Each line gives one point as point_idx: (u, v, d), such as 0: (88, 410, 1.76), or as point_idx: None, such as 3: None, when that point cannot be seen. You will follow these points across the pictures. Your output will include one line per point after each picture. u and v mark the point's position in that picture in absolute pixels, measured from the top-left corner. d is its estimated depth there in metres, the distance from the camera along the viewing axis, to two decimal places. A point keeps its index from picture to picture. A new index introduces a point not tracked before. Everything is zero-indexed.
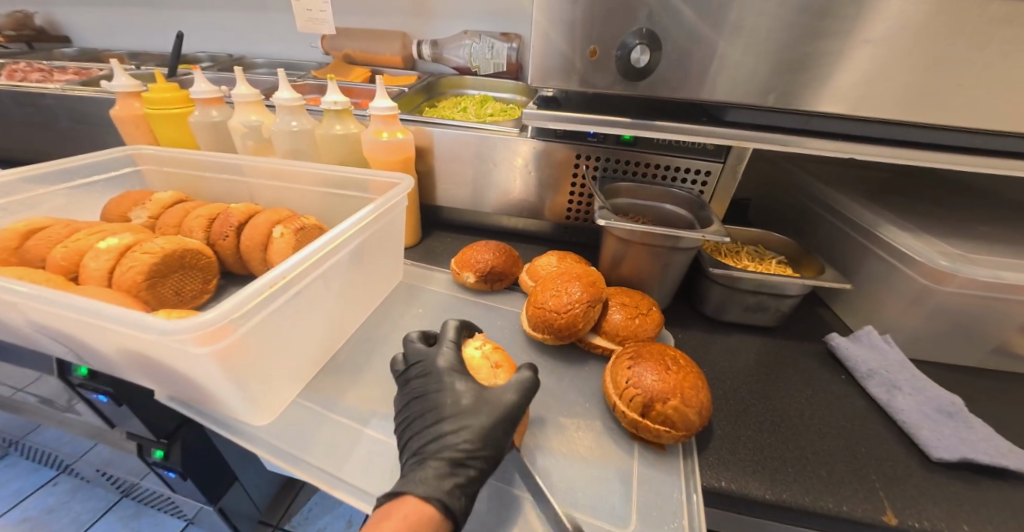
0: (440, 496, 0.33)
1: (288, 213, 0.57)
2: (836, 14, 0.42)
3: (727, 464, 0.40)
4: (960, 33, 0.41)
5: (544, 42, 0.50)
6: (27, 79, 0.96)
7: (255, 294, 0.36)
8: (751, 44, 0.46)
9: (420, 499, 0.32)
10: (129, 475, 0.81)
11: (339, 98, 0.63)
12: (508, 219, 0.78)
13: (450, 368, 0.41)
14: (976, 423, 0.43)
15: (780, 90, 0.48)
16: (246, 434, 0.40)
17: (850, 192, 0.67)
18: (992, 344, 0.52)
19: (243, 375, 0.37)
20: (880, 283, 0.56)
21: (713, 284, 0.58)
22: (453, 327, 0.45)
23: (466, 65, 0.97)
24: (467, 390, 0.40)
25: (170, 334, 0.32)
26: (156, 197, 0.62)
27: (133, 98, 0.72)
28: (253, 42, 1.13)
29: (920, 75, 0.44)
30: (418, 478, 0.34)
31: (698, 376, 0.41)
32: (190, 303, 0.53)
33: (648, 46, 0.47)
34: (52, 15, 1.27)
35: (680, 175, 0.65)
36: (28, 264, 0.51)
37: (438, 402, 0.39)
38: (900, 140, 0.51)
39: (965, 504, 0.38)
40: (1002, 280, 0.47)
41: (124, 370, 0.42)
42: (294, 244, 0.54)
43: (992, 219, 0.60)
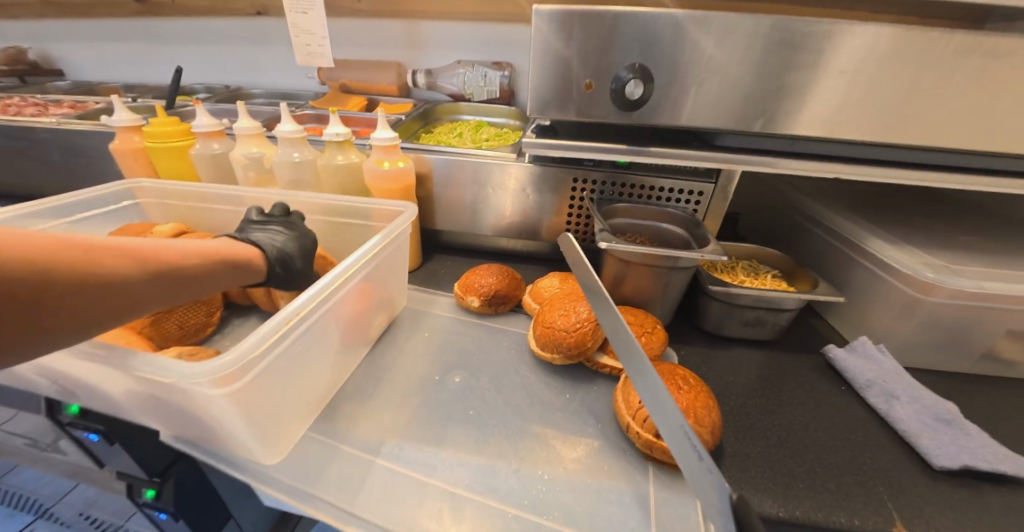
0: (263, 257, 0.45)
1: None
2: (813, 47, 0.46)
3: (740, 482, 0.40)
4: (931, 63, 0.44)
5: (541, 76, 0.53)
6: (21, 114, 0.96)
7: (271, 332, 0.36)
8: (737, 75, 0.48)
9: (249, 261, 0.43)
10: (117, 517, 0.77)
11: (341, 129, 0.64)
12: (507, 242, 0.80)
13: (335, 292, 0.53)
14: (972, 429, 0.44)
15: (766, 115, 0.50)
16: (256, 473, 0.39)
17: (835, 207, 0.70)
18: (980, 350, 0.54)
19: (258, 416, 0.37)
20: (870, 295, 0.58)
21: (712, 301, 0.60)
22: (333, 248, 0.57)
23: (460, 92, 1.00)
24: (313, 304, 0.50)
25: (189, 377, 0.32)
26: (157, 230, 0.62)
27: (133, 132, 0.73)
28: (249, 74, 1.15)
29: (898, 102, 0.46)
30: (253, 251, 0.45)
31: (708, 395, 0.42)
32: (194, 336, 0.52)
33: (641, 79, 0.50)
34: (47, 50, 1.28)
35: (674, 196, 0.67)
36: None
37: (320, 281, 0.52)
38: (879, 160, 0.54)
39: (970, 512, 0.38)
40: (985, 290, 0.49)
41: (129, 411, 0.42)
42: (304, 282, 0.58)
43: (969, 230, 0.63)
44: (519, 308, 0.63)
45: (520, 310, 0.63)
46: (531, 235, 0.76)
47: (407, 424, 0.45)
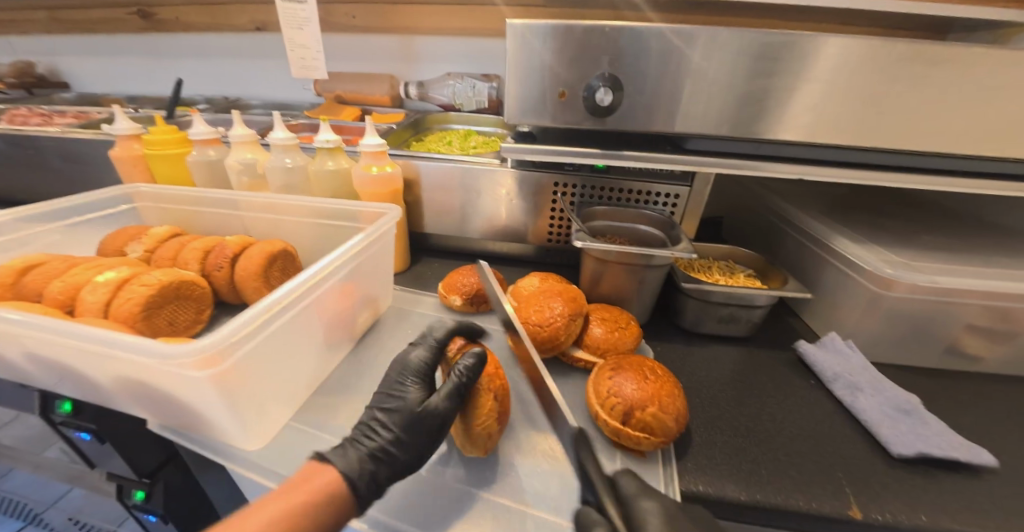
0: (355, 477, 0.35)
1: (284, 247, 0.61)
2: (768, 57, 0.49)
3: (704, 468, 0.42)
4: (876, 70, 0.48)
5: (518, 85, 0.56)
6: (26, 124, 0.99)
7: (253, 319, 0.38)
8: (700, 84, 0.52)
9: (334, 473, 0.35)
10: (107, 521, 0.78)
11: (331, 136, 0.67)
12: (492, 244, 0.82)
13: (417, 366, 0.44)
14: (930, 419, 0.46)
15: (730, 121, 0.53)
16: (238, 458, 0.40)
17: (807, 209, 0.72)
18: (943, 344, 0.56)
19: (238, 400, 0.38)
20: (839, 292, 0.60)
21: (687, 299, 0.62)
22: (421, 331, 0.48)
23: (450, 103, 1.04)
24: (439, 402, 0.41)
25: (172, 358, 0.33)
26: (152, 232, 0.65)
27: (133, 141, 0.76)
28: (248, 86, 1.19)
29: (848, 106, 0.50)
30: (343, 451, 0.37)
31: (674, 385, 0.43)
32: (183, 332, 0.54)
33: (611, 87, 0.53)
34: (53, 63, 1.32)
35: (652, 199, 0.70)
36: (25, 299, 0.52)
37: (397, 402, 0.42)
38: (840, 163, 0.57)
39: (924, 497, 0.40)
40: (941, 285, 0.51)
41: (118, 399, 0.43)
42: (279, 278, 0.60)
43: (933, 229, 0.65)
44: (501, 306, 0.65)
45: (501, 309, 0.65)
46: (515, 237, 0.78)
47: None
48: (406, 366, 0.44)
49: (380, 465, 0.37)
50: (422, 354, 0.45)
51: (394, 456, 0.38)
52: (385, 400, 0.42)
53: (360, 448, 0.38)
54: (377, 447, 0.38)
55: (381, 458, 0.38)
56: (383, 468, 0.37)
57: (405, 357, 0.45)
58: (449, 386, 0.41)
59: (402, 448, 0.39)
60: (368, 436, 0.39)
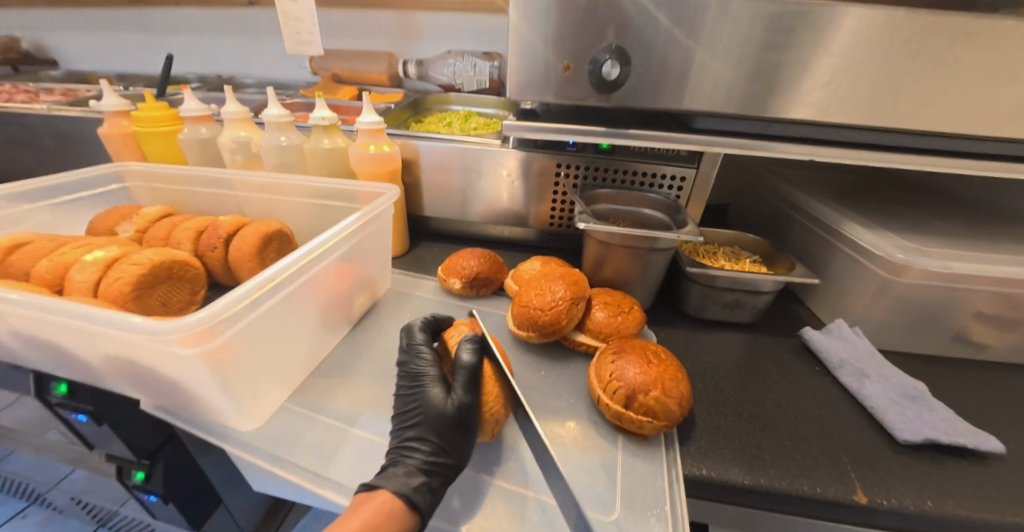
0: (409, 492, 0.35)
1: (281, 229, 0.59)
2: (784, 30, 0.47)
3: (707, 452, 0.41)
4: (898, 44, 0.45)
5: (521, 58, 0.54)
6: (13, 101, 0.96)
7: (244, 296, 0.37)
8: (712, 58, 0.49)
9: (391, 494, 0.34)
10: (108, 501, 0.78)
11: (326, 113, 0.65)
12: (493, 227, 0.80)
13: (429, 372, 0.43)
14: (937, 405, 0.45)
15: (741, 98, 0.51)
16: (232, 440, 0.40)
17: (816, 194, 0.71)
18: (951, 331, 0.55)
19: (231, 380, 0.37)
20: (847, 278, 0.59)
21: (691, 284, 0.61)
22: (418, 329, 0.47)
23: (451, 82, 1.01)
24: (458, 395, 0.40)
25: (159, 334, 0.32)
26: (143, 212, 0.63)
27: (122, 117, 0.73)
28: (242, 64, 1.16)
29: (865, 82, 0.48)
30: (390, 473, 0.36)
31: (678, 369, 0.42)
32: (176, 313, 0.53)
33: (618, 61, 0.51)
34: (40, 39, 1.28)
35: (657, 181, 0.68)
36: (12, 278, 0.51)
37: (420, 404, 0.41)
38: (854, 144, 0.55)
39: (929, 482, 0.39)
40: (952, 271, 0.50)
41: (109, 380, 0.42)
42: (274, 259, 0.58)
43: (945, 216, 0.64)
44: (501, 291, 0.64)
45: (501, 293, 0.64)
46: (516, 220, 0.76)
47: (384, 398, 0.46)
48: (417, 375, 0.43)
49: (433, 474, 0.37)
50: (429, 359, 0.44)
51: (443, 462, 0.38)
52: (411, 411, 0.41)
53: (405, 466, 0.37)
54: (418, 462, 0.37)
55: (432, 467, 0.37)
56: (436, 475, 0.37)
57: (411, 366, 0.44)
58: (463, 379, 0.41)
59: (443, 449, 0.38)
60: (408, 450, 0.38)
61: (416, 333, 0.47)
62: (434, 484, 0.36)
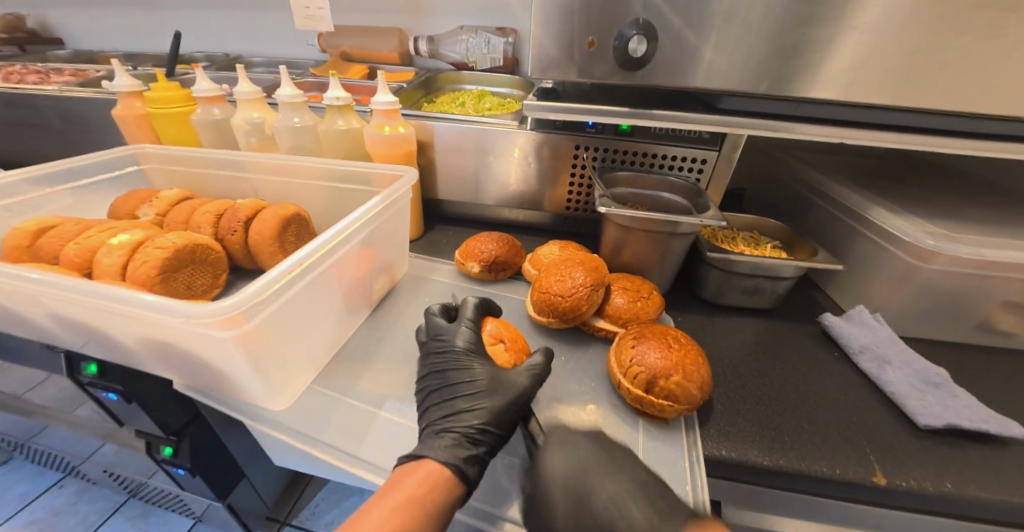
0: (458, 463, 0.36)
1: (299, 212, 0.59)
2: (823, 2, 0.44)
3: (727, 434, 0.42)
4: (942, 20, 0.43)
5: (543, 35, 0.52)
6: (24, 81, 0.96)
7: (274, 281, 0.37)
8: (744, 32, 0.47)
9: (438, 463, 0.35)
10: (138, 473, 0.81)
11: (340, 93, 0.64)
12: (507, 211, 0.80)
13: (466, 348, 0.44)
14: (960, 392, 0.45)
15: (771, 77, 0.49)
16: (263, 419, 0.41)
17: (841, 178, 0.69)
18: (977, 319, 0.54)
19: (263, 362, 0.38)
20: (872, 264, 0.58)
21: (710, 268, 0.60)
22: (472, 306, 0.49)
23: (463, 60, 0.99)
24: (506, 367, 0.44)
25: (195, 317, 0.32)
26: (162, 195, 0.63)
27: (134, 98, 0.72)
28: (249, 42, 1.13)
29: (905, 61, 0.45)
30: (436, 444, 0.37)
31: (700, 355, 0.42)
32: (200, 296, 0.54)
33: (645, 36, 0.49)
34: (45, 17, 1.26)
35: (676, 164, 0.67)
36: (41, 261, 0.52)
37: (459, 379, 0.42)
38: (888, 125, 0.53)
39: (949, 465, 0.40)
40: (984, 257, 0.49)
41: (142, 360, 0.43)
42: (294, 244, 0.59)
43: (975, 200, 0.62)
44: (518, 276, 0.64)
45: (518, 278, 0.64)
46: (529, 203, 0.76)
47: (407, 380, 0.46)
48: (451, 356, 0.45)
49: (479, 445, 0.38)
50: (464, 336, 0.45)
51: (489, 434, 0.39)
52: (448, 385, 0.42)
53: (452, 435, 0.38)
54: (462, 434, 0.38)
55: (478, 438, 0.38)
56: (482, 444, 0.39)
57: (445, 346, 0.45)
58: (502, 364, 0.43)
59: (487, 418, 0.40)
60: (451, 423, 0.39)
61: (468, 310, 0.49)
62: (483, 455, 0.38)
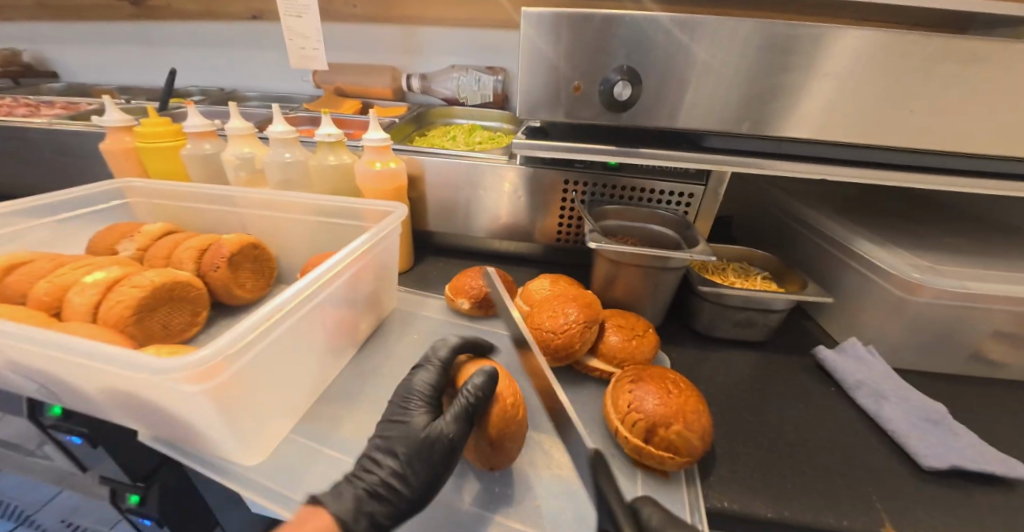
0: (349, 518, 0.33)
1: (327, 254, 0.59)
2: (798, 51, 0.46)
3: (729, 483, 0.40)
4: (910, 68, 0.45)
5: (530, 79, 0.53)
6: (15, 115, 0.95)
7: (252, 328, 0.35)
8: (724, 78, 0.49)
9: (329, 516, 0.32)
10: (99, 524, 0.74)
11: (333, 130, 0.65)
12: (433, 365, 0.43)
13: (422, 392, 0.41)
14: (961, 430, 0.44)
15: (753, 118, 0.51)
16: (234, 475, 0.38)
17: (824, 209, 0.70)
18: (967, 351, 0.54)
19: (236, 415, 0.36)
20: (859, 297, 0.59)
21: (702, 302, 0.60)
22: (447, 346, 0.45)
23: (454, 96, 1.01)
24: (444, 425, 0.37)
25: (164, 372, 0.31)
26: (145, 230, 0.62)
27: (124, 133, 0.72)
28: (244, 77, 1.15)
29: (879, 103, 0.47)
30: (339, 493, 0.34)
31: (697, 399, 0.41)
32: (177, 336, 0.52)
33: (629, 81, 0.50)
34: (42, 51, 1.28)
35: (664, 198, 0.68)
36: (8, 301, 0.50)
37: (403, 423, 0.39)
38: (868, 163, 0.54)
39: (959, 512, 0.38)
40: (970, 290, 0.50)
41: (106, 410, 0.41)
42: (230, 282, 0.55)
43: (953, 231, 0.64)
44: (485, 442, 0.38)
45: (484, 444, 0.38)
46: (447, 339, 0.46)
47: None
48: (409, 393, 0.41)
49: (387, 500, 0.35)
50: (426, 376, 0.42)
51: (403, 488, 0.36)
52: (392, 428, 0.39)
53: (357, 487, 0.35)
54: (377, 481, 0.36)
55: (390, 492, 0.35)
56: (384, 506, 0.35)
57: (407, 382, 0.42)
58: (457, 408, 0.38)
59: (403, 494, 0.36)
60: (371, 468, 0.37)
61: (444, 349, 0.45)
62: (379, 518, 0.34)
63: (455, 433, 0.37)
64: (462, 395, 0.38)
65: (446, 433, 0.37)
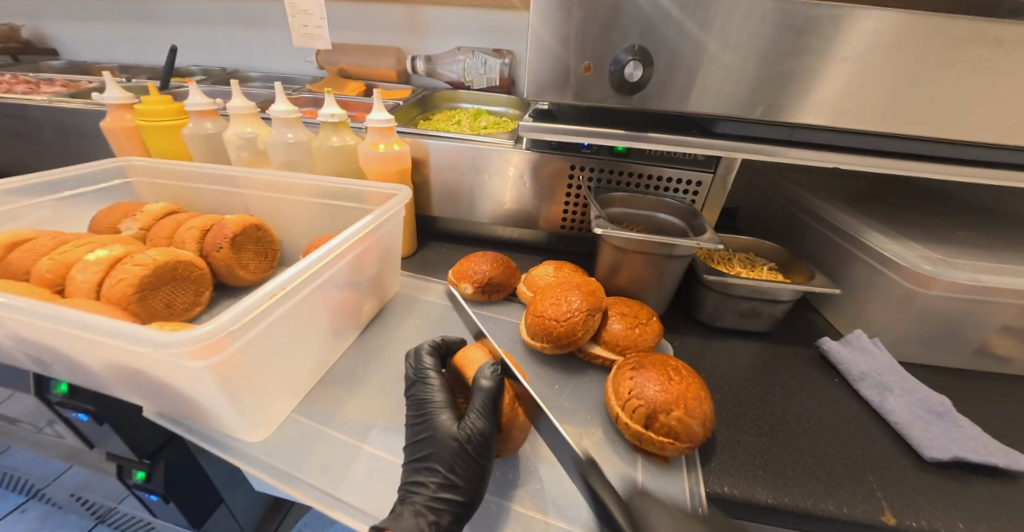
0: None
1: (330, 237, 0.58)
2: (816, 32, 0.45)
3: (729, 469, 0.40)
4: (932, 52, 0.44)
5: (539, 58, 0.52)
6: (15, 91, 0.95)
7: (255, 305, 0.35)
8: (738, 61, 0.48)
9: None
10: (106, 499, 0.76)
11: (336, 110, 0.63)
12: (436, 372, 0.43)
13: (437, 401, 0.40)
14: (965, 422, 0.44)
15: (766, 103, 0.50)
16: (237, 451, 0.38)
17: (834, 200, 0.69)
18: (974, 345, 0.54)
19: (239, 391, 0.36)
20: (867, 289, 0.58)
21: (707, 291, 0.59)
22: (428, 353, 0.44)
23: (460, 79, 1.00)
24: (473, 422, 0.38)
25: (166, 346, 0.31)
26: (147, 209, 0.61)
27: (125, 111, 0.71)
28: (246, 57, 1.14)
29: (898, 89, 0.46)
30: (397, 514, 0.34)
31: (700, 386, 0.40)
32: (181, 315, 0.52)
33: (640, 61, 0.49)
34: (41, 27, 1.26)
35: (672, 186, 0.67)
36: (11, 277, 0.49)
37: (429, 432, 0.39)
38: (882, 152, 0.53)
39: (959, 503, 0.38)
40: (981, 282, 0.49)
41: (110, 385, 0.41)
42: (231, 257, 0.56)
43: (967, 224, 0.62)
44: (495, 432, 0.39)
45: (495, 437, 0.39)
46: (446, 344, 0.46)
47: (395, 407, 0.44)
48: (424, 400, 0.41)
49: (441, 513, 0.35)
50: (436, 385, 0.42)
51: (453, 497, 0.36)
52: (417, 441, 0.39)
53: (413, 505, 0.35)
54: (427, 498, 0.35)
55: (441, 504, 0.35)
56: (445, 514, 0.35)
57: (418, 391, 0.41)
58: (480, 403, 0.38)
59: (458, 498, 0.36)
60: (417, 485, 0.36)
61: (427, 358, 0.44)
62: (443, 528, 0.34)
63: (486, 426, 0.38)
64: (476, 390, 0.39)
65: (477, 427, 0.38)
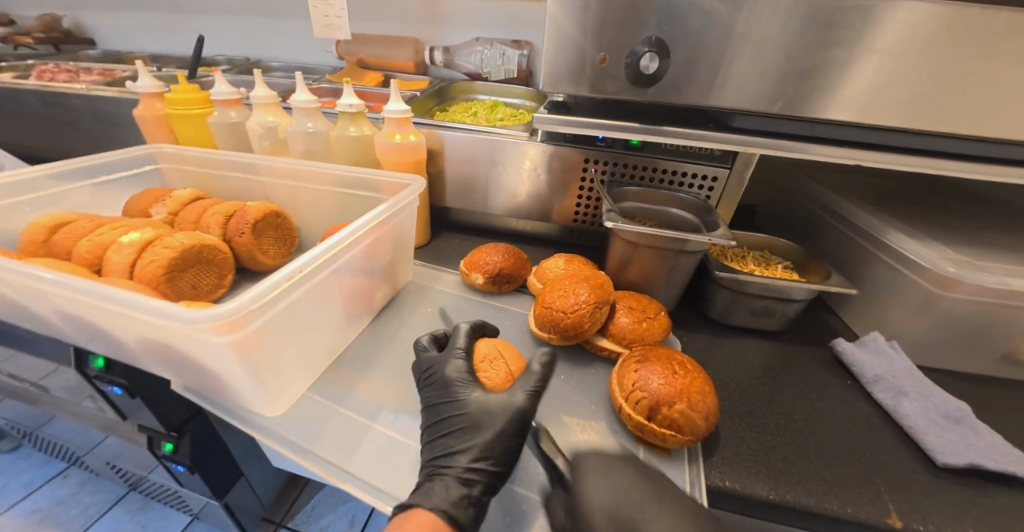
0: (448, 507, 0.34)
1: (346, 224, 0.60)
2: (843, 25, 0.44)
3: (731, 464, 0.40)
4: (967, 45, 0.42)
5: (555, 50, 0.52)
6: (56, 80, 0.99)
7: (274, 287, 0.37)
8: (758, 53, 0.47)
9: (432, 511, 0.33)
10: (138, 468, 0.80)
11: (354, 101, 0.65)
12: (461, 350, 0.45)
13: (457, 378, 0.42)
14: (984, 429, 0.43)
15: (787, 97, 0.49)
16: (256, 425, 0.40)
17: (857, 199, 0.67)
18: (1000, 351, 0.52)
19: (258, 369, 0.38)
20: (887, 291, 0.56)
21: (718, 288, 0.59)
22: (464, 333, 0.46)
23: (478, 71, 1.00)
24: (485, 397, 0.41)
25: (192, 323, 0.33)
26: (176, 195, 0.64)
27: (156, 99, 0.74)
28: (270, 47, 1.16)
29: (928, 84, 0.44)
30: (428, 491, 0.35)
31: (705, 381, 0.40)
32: (207, 296, 0.54)
33: (657, 53, 0.48)
34: (79, 18, 1.32)
35: (687, 181, 0.66)
36: (55, 256, 0.53)
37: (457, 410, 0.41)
38: (909, 150, 0.51)
39: (971, 510, 0.38)
40: (1009, 287, 0.47)
41: (141, 359, 0.43)
42: (252, 242, 0.58)
43: (1000, 226, 0.60)
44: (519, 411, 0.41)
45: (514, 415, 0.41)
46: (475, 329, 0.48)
47: (404, 390, 0.46)
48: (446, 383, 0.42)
49: (474, 485, 0.37)
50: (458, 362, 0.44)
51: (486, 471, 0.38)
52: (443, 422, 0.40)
53: (443, 479, 0.36)
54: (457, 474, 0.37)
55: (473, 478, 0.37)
56: (478, 485, 0.37)
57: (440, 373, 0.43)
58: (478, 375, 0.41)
59: (490, 469, 0.38)
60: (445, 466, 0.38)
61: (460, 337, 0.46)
62: (478, 497, 0.36)
63: (513, 404, 0.40)
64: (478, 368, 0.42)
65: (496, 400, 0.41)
